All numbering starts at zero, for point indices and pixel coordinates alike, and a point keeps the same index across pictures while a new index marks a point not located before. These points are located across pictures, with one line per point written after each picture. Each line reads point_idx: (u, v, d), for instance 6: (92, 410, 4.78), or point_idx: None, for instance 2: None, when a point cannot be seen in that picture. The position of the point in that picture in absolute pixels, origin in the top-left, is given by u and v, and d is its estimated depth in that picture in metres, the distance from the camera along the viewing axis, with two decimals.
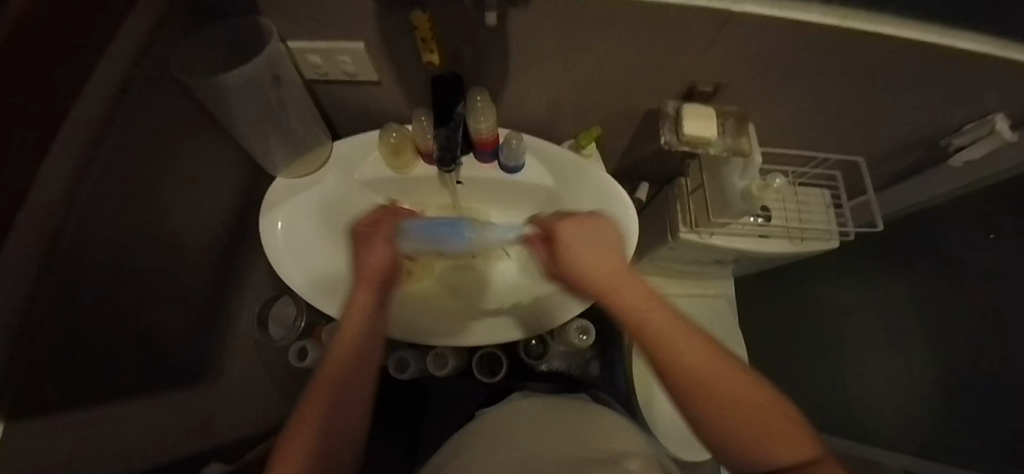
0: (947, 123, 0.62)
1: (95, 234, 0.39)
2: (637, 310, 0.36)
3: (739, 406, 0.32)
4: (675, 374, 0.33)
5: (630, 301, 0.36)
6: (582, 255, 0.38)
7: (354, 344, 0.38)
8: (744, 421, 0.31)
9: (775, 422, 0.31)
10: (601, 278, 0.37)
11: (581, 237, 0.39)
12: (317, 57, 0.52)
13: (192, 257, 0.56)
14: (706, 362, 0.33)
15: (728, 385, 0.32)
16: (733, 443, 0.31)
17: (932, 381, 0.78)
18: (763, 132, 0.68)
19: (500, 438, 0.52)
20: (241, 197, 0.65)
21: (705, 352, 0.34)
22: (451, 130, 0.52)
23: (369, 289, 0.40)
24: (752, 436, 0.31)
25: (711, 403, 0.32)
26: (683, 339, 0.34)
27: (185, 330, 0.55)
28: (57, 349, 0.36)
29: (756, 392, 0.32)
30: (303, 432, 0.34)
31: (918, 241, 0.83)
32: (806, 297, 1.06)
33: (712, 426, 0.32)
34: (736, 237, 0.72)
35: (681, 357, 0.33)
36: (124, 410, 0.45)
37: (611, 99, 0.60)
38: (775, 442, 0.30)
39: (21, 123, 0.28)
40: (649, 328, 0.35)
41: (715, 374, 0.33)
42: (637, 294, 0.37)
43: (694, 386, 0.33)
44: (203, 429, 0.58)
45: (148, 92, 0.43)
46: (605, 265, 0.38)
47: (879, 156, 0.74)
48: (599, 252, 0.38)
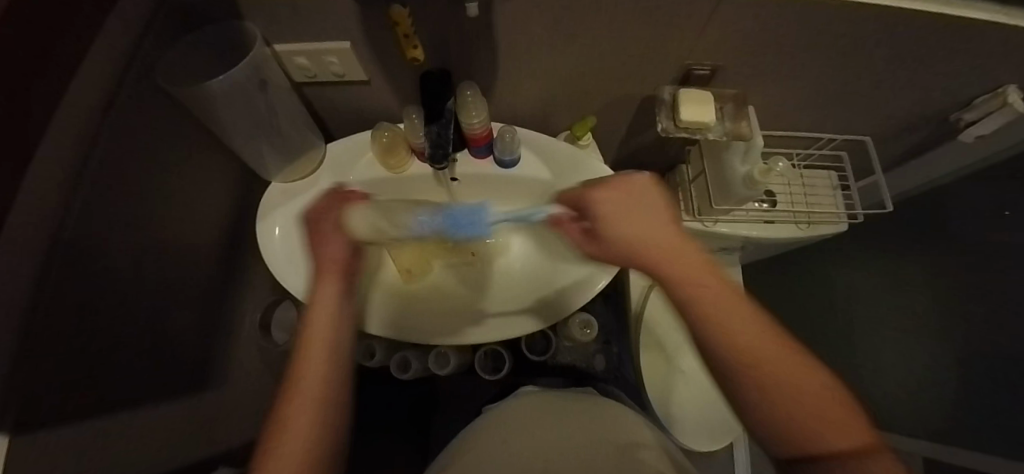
0: (955, 98, 0.60)
1: (92, 248, 0.39)
2: (692, 281, 0.33)
3: (794, 387, 0.30)
4: (726, 357, 0.31)
5: (688, 276, 0.33)
6: (625, 226, 0.34)
7: (321, 334, 0.38)
8: (795, 408, 0.29)
9: (834, 405, 0.29)
10: (656, 249, 0.33)
11: (626, 207, 0.34)
12: (304, 59, 0.52)
13: (192, 265, 0.56)
14: (767, 343, 0.31)
15: (786, 368, 0.30)
16: (785, 428, 0.29)
17: (945, 364, 0.76)
18: (764, 114, 0.66)
19: (524, 425, 0.52)
20: (238, 204, 0.65)
21: (762, 333, 0.32)
22: (441, 127, 0.52)
23: (331, 279, 0.41)
24: (804, 420, 0.29)
25: (764, 383, 0.30)
26: (739, 322, 0.32)
27: (189, 337, 0.56)
28: (57, 362, 0.36)
29: (811, 375, 0.30)
30: (287, 426, 0.33)
31: (931, 221, 0.81)
32: (816, 283, 1.04)
33: (765, 408, 0.30)
34: (743, 224, 0.70)
35: (735, 334, 0.31)
36: (128, 420, 0.45)
37: (605, 88, 0.59)
38: (833, 426, 0.28)
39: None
40: (704, 305, 0.32)
41: (774, 354, 0.31)
42: (694, 267, 0.33)
43: (746, 365, 0.31)
44: (209, 434, 0.59)
45: (134, 104, 0.43)
46: (659, 236, 0.34)
47: (887, 135, 0.71)
48: (656, 222, 0.34)
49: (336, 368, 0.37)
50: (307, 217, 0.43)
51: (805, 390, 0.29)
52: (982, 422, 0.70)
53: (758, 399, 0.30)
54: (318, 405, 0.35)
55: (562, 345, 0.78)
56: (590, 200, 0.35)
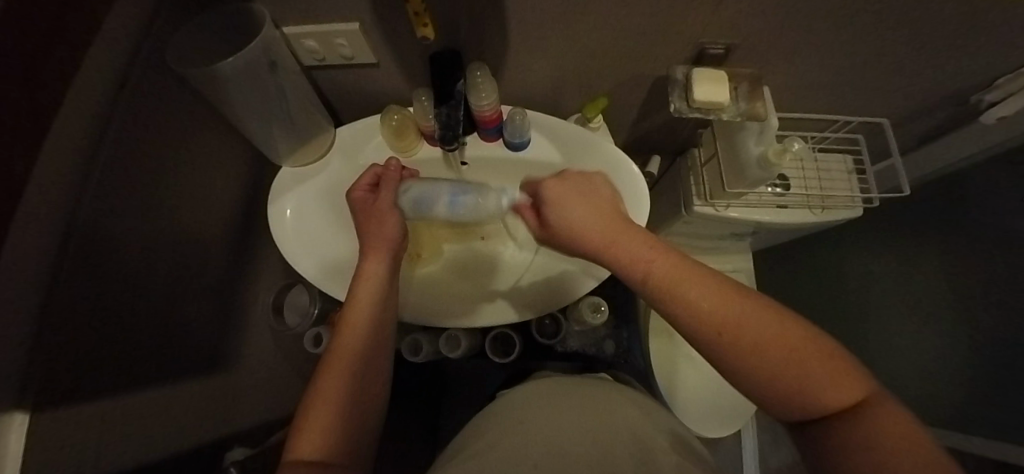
0: (981, 78, 0.58)
1: (106, 230, 0.40)
2: (633, 253, 0.38)
3: (773, 345, 0.29)
4: (693, 326, 0.33)
5: (623, 254, 0.38)
6: (572, 213, 0.42)
7: (368, 303, 0.42)
8: (777, 369, 0.29)
9: (816, 361, 0.29)
10: (596, 230, 0.40)
11: (571, 197, 0.43)
12: (312, 41, 0.51)
13: (205, 249, 0.57)
14: (726, 299, 0.32)
15: (759, 324, 0.30)
16: (774, 391, 0.29)
17: (960, 351, 0.75)
18: (779, 95, 0.64)
19: (525, 411, 0.52)
20: (249, 189, 0.66)
21: (721, 292, 0.33)
22: (451, 108, 0.52)
23: (378, 256, 0.45)
24: (795, 383, 0.28)
25: (738, 347, 0.30)
26: (692, 284, 0.34)
27: (204, 320, 0.57)
28: (78, 343, 0.37)
29: (789, 329, 0.30)
30: (326, 380, 0.36)
31: (948, 206, 0.79)
32: (828, 269, 1.03)
33: (751, 375, 0.30)
34: (756, 208, 0.69)
35: (696, 296, 0.33)
36: (144, 398, 0.46)
37: (616, 69, 0.58)
38: (818, 384, 0.28)
39: (8, 123, 0.28)
40: (654, 273, 0.36)
41: (744, 317, 0.31)
42: (639, 245, 0.38)
43: (720, 332, 0.31)
44: (226, 415, 0.61)
45: (146, 86, 0.43)
46: (602, 221, 0.41)
47: (905, 117, 0.69)
48: (589, 210, 0.42)
49: (374, 337, 0.41)
50: (359, 191, 0.48)
51: (791, 350, 0.29)
52: (996, 410, 0.70)
53: (746, 372, 0.30)
54: (354, 366, 0.38)
55: (571, 329, 0.79)
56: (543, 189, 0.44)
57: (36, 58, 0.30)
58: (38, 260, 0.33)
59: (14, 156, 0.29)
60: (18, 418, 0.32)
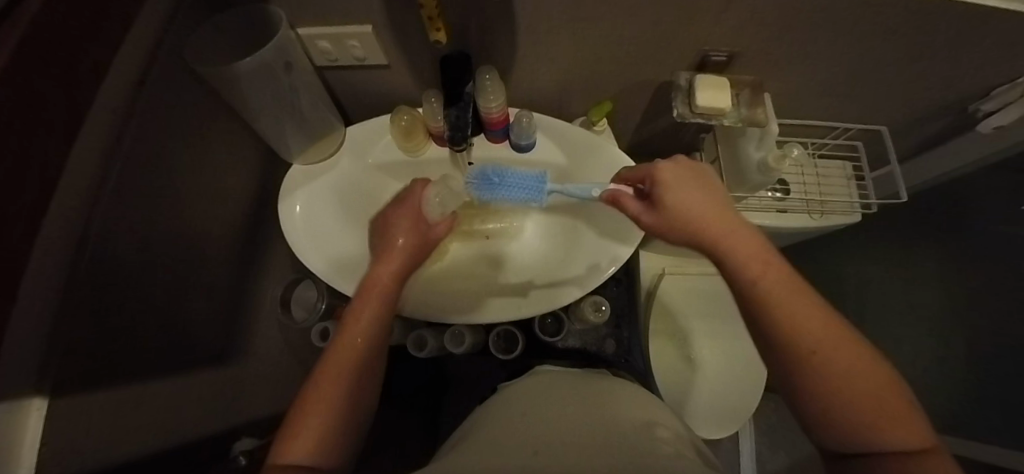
0: (978, 87, 0.59)
1: (124, 222, 0.41)
2: (740, 244, 0.36)
3: (859, 377, 0.28)
4: (774, 328, 0.32)
5: (733, 242, 0.36)
6: (679, 198, 0.39)
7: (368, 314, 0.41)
8: (847, 387, 0.28)
9: (893, 400, 0.28)
10: (712, 220, 0.38)
11: (687, 183, 0.40)
12: (326, 42, 0.53)
13: (217, 242, 0.58)
14: (821, 323, 0.31)
15: (851, 354, 0.29)
16: (832, 408, 0.29)
17: (961, 356, 0.76)
18: (780, 101, 0.66)
19: (545, 402, 0.53)
20: (260, 185, 0.67)
21: (818, 315, 0.31)
22: (461, 110, 0.54)
23: (387, 263, 0.43)
24: (872, 415, 0.27)
25: (810, 359, 0.30)
26: (788, 293, 0.33)
27: (214, 314, 0.58)
28: (96, 330, 0.38)
29: (869, 362, 0.29)
30: (314, 388, 0.36)
31: (946, 213, 0.80)
32: (827, 275, 1.04)
33: (814, 386, 0.30)
34: (755, 211, 0.71)
35: (787, 306, 0.32)
36: (159, 385, 0.48)
37: (621, 74, 0.59)
38: (891, 417, 0.27)
39: (46, 117, 0.29)
40: (765, 276, 0.34)
41: (829, 337, 0.30)
42: (750, 243, 0.36)
43: (797, 340, 0.31)
44: (233, 407, 0.62)
45: (164, 83, 0.45)
46: (715, 208, 0.39)
47: (904, 125, 0.71)
48: (711, 200, 0.39)
49: (371, 347, 0.40)
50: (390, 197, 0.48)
51: (867, 381, 0.28)
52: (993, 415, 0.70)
53: (811, 380, 0.30)
54: (344, 377, 0.38)
55: (572, 328, 0.80)
56: (657, 173, 0.41)
57: (72, 53, 0.31)
58: (60, 249, 0.34)
59: (50, 148, 0.30)
60: (35, 403, 0.34)
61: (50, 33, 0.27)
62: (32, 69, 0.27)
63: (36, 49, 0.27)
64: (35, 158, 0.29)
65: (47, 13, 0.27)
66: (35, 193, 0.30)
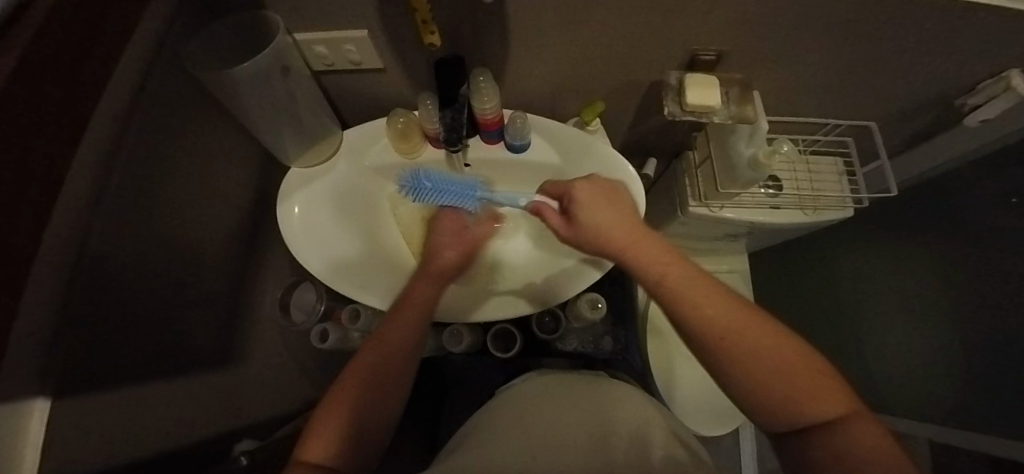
0: (963, 82, 0.60)
1: (124, 226, 0.42)
2: (653, 257, 0.39)
3: (775, 362, 0.32)
4: (699, 333, 0.35)
5: (644, 254, 0.40)
6: (597, 214, 0.42)
7: (403, 329, 0.43)
8: (775, 375, 0.32)
9: (814, 378, 0.31)
10: (618, 235, 0.41)
11: (597, 199, 0.43)
12: (322, 47, 0.54)
13: (216, 246, 0.59)
14: (735, 315, 0.34)
15: (763, 339, 0.33)
16: (765, 399, 0.32)
17: (952, 348, 0.76)
18: (770, 99, 0.67)
19: (541, 403, 0.54)
20: (259, 189, 0.68)
21: (732, 307, 0.35)
22: (455, 111, 0.54)
23: (427, 281, 0.46)
24: (789, 395, 0.31)
25: (737, 355, 0.33)
26: (704, 294, 0.36)
27: (214, 318, 0.59)
28: (96, 334, 0.39)
29: (783, 341, 0.33)
30: (341, 395, 0.38)
31: (937, 207, 0.81)
32: (822, 271, 1.06)
33: (744, 380, 0.33)
34: (748, 208, 0.72)
35: (704, 306, 0.35)
36: (160, 388, 0.48)
37: (613, 74, 0.60)
38: (811, 394, 0.31)
39: (49, 120, 0.30)
40: (669, 280, 0.37)
41: (751, 328, 0.34)
42: (656, 254, 0.40)
43: (721, 338, 0.34)
44: (233, 410, 0.62)
45: (163, 89, 0.45)
46: (622, 224, 0.42)
47: (892, 121, 0.72)
48: (618, 213, 0.43)
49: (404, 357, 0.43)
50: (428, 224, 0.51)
51: (785, 361, 0.32)
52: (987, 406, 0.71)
53: (739, 375, 0.33)
54: (371, 384, 0.40)
55: (569, 327, 0.80)
56: (571, 189, 0.44)
57: (75, 60, 0.32)
58: (63, 252, 0.35)
59: (55, 152, 0.31)
60: (38, 407, 0.34)
61: (53, 39, 0.28)
62: (36, 74, 0.28)
63: (41, 56, 0.28)
64: (39, 161, 0.29)
65: (50, 20, 0.27)
66: (40, 195, 0.31)
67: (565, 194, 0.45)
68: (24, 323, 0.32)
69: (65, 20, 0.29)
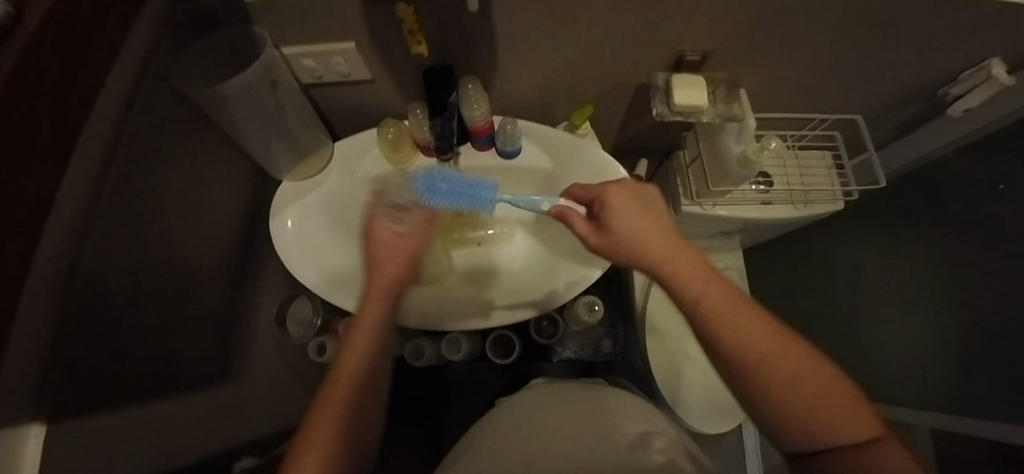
0: (945, 73, 0.61)
1: (115, 246, 0.41)
2: (682, 268, 0.39)
3: (808, 380, 0.32)
4: (726, 345, 0.35)
5: (674, 262, 0.39)
6: (631, 221, 0.42)
7: (364, 344, 0.41)
8: (803, 395, 0.32)
9: (843, 398, 0.31)
10: (653, 244, 0.40)
11: (630, 205, 0.43)
12: (311, 60, 0.54)
13: (209, 262, 0.58)
14: (768, 333, 0.34)
15: (792, 358, 0.33)
16: (791, 418, 0.32)
17: (949, 336, 0.77)
18: (757, 97, 0.68)
19: (537, 414, 0.53)
20: (252, 204, 0.67)
21: (764, 324, 0.35)
22: (445, 120, 0.55)
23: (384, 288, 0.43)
24: (823, 416, 0.31)
25: (764, 371, 0.33)
26: (735, 309, 0.36)
27: (209, 334, 0.58)
28: (90, 356, 0.38)
29: (813, 362, 0.33)
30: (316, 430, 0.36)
31: (925, 196, 0.83)
32: (817, 263, 1.06)
33: (773, 398, 0.32)
34: (741, 204, 0.72)
35: (734, 323, 0.35)
36: (155, 410, 0.47)
37: (601, 77, 0.61)
38: (841, 416, 0.30)
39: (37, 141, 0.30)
40: (702, 295, 0.37)
41: (779, 345, 0.34)
42: (688, 264, 0.39)
43: (751, 355, 0.33)
44: (232, 428, 0.61)
45: (151, 106, 0.45)
46: (652, 232, 0.41)
47: (877, 114, 0.73)
48: (647, 221, 0.42)
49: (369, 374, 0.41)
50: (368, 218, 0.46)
51: (814, 380, 0.32)
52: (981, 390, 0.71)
53: (763, 391, 0.33)
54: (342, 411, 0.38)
55: (568, 330, 0.80)
56: (603, 193, 0.44)
57: (61, 81, 0.31)
58: (55, 273, 0.34)
59: (42, 174, 0.31)
60: (33, 431, 0.34)
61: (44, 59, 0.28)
62: (24, 94, 0.27)
63: (27, 74, 0.27)
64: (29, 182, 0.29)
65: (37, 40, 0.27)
66: (30, 218, 0.30)
67: (597, 201, 0.44)
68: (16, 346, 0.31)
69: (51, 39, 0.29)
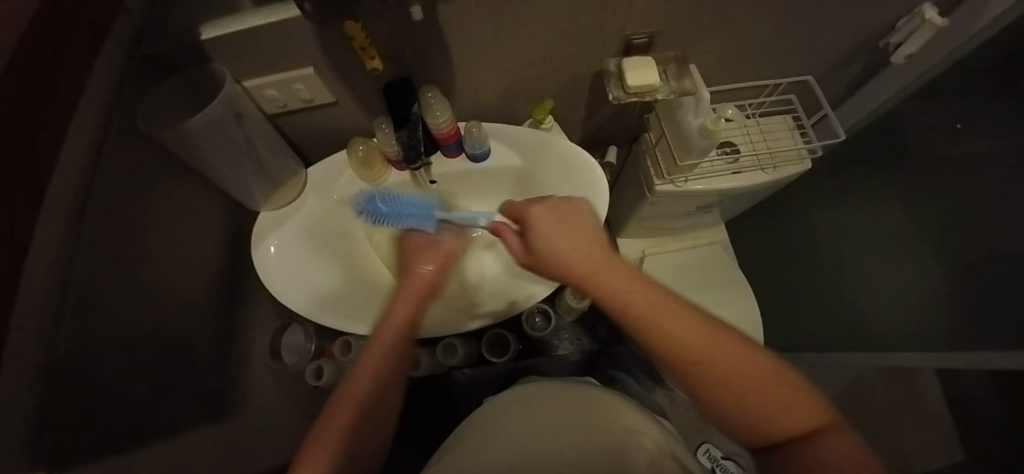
0: (882, 25, 0.64)
1: (97, 289, 0.41)
2: (613, 282, 0.38)
3: (749, 383, 0.31)
4: (666, 356, 0.34)
5: (606, 279, 0.38)
6: (556, 239, 0.41)
7: (383, 354, 0.41)
8: (747, 396, 0.31)
9: (786, 392, 0.31)
10: (579, 263, 0.40)
11: (553, 222, 0.42)
12: (273, 90, 0.55)
13: (195, 301, 0.58)
14: (705, 337, 0.33)
15: (731, 359, 0.32)
16: (742, 419, 0.31)
17: (924, 276, 0.77)
18: (709, 71, 0.70)
19: (523, 410, 0.54)
20: (232, 239, 0.68)
21: (702, 327, 0.34)
22: (411, 130, 0.57)
23: (408, 302, 0.45)
24: (764, 414, 0.31)
25: (703, 374, 0.32)
26: (669, 313, 0.35)
27: (201, 373, 0.57)
28: (79, 400, 0.38)
29: (752, 357, 0.32)
30: (319, 447, 0.35)
31: (887, 145, 0.85)
32: (799, 226, 1.09)
33: (717, 403, 0.32)
34: (711, 176, 0.74)
35: (671, 331, 0.34)
36: (158, 451, 0.46)
37: (557, 71, 0.63)
38: (786, 411, 0.30)
39: (17, 197, 0.30)
40: (631, 308, 0.36)
41: (717, 346, 0.33)
42: (619, 277, 0.38)
43: (689, 362, 0.33)
44: (237, 464, 0.60)
45: (121, 150, 0.45)
46: (582, 247, 0.41)
47: (827, 73, 0.76)
48: (576, 235, 0.41)
49: (387, 380, 0.41)
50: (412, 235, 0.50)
51: (753, 377, 0.31)
52: (952, 326, 0.73)
53: (707, 395, 0.33)
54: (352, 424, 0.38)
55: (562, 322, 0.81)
56: (528, 215, 0.43)
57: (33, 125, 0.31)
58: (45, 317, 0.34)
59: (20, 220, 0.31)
60: None
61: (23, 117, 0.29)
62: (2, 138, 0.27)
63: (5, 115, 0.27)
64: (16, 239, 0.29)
65: (14, 99, 0.28)
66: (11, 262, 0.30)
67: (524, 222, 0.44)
68: (18, 392, 0.31)
69: (26, 96, 0.30)
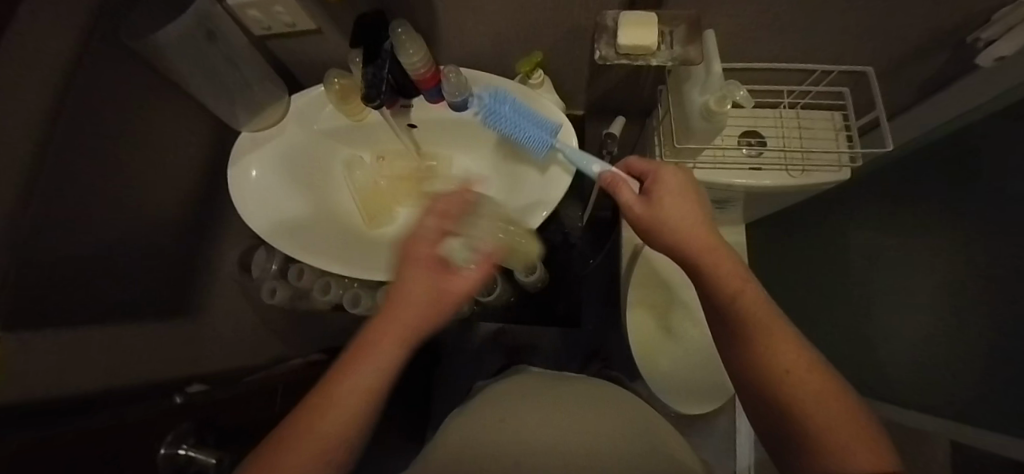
0: (977, 12, 0.49)
1: (77, 184, 0.45)
2: (725, 262, 0.42)
3: (828, 403, 0.35)
4: (763, 362, 0.38)
5: (718, 262, 0.42)
6: (677, 213, 0.44)
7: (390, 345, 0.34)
8: (823, 414, 0.34)
9: (856, 423, 0.34)
10: (694, 241, 0.43)
11: (680, 201, 0.45)
12: (254, 11, 0.53)
13: (167, 210, 0.63)
14: (798, 349, 0.37)
15: (818, 378, 0.36)
16: (813, 438, 0.34)
17: (960, 329, 0.66)
18: (736, 43, 0.59)
19: (557, 398, 0.59)
20: (211, 155, 0.71)
21: (793, 338, 0.38)
22: (377, 67, 0.52)
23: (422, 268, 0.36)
24: (838, 436, 0.33)
25: (787, 382, 0.36)
26: (769, 316, 0.39)
27: (165, 275, 0.63)
28: (49, 283, 0.43)
29: (829, 378, 0.36)
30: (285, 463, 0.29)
31: (953, 166, 0.70)
32: (829, 240, 0.96)
33: (790, 410, 0.36)
34: (722, 169, 0.65)
35: (769, 336, 0.38)
36: (109, 336, 0.53)
37: (550, 22, 0.56)
38: (858, 442, 0.33)
39: None
40: (743, 298, 0.40)
41: (802, 362, 0.37)
42: (728, 263, 0.42)
43: (782, 368, 0.37)
44: (195, 356, 0.69)
45: (101, 64, 0.47)
46: (698, 226, 0.44)
47: (892, 65, 0.62)
48: (700, 216, 0.44)
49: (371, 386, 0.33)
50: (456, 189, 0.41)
51: (827, 399, 0.35)
52: (988, 397, 0.61)
53: (784, 400, 0.36)
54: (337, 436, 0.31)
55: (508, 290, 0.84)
56: (659, 174, 0.46)
57: None
58: (19, 211, 0.38)
59: None
60: None
61: None
62: None
63: None
64: None
65: None
66: None
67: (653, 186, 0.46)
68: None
69: None
